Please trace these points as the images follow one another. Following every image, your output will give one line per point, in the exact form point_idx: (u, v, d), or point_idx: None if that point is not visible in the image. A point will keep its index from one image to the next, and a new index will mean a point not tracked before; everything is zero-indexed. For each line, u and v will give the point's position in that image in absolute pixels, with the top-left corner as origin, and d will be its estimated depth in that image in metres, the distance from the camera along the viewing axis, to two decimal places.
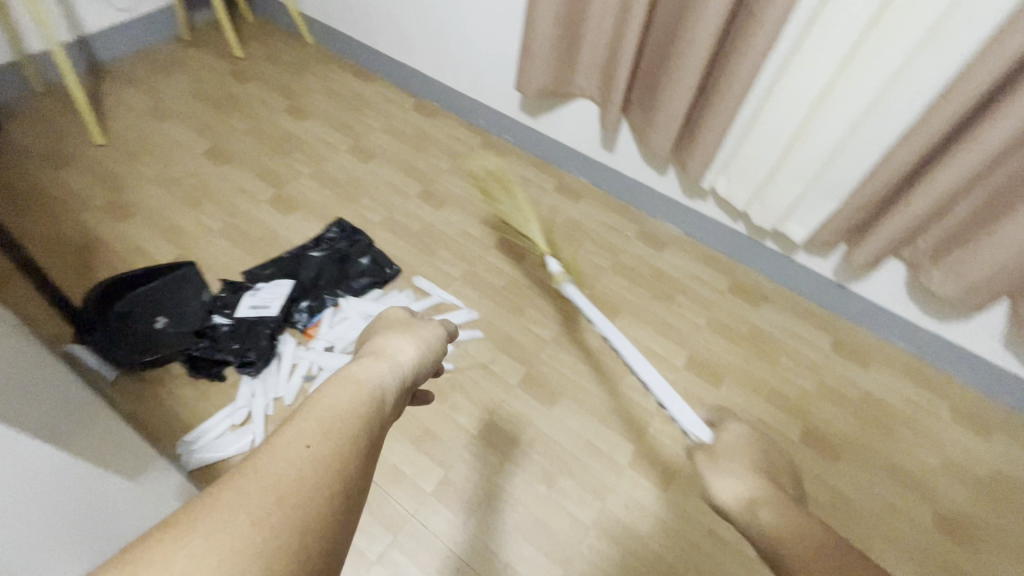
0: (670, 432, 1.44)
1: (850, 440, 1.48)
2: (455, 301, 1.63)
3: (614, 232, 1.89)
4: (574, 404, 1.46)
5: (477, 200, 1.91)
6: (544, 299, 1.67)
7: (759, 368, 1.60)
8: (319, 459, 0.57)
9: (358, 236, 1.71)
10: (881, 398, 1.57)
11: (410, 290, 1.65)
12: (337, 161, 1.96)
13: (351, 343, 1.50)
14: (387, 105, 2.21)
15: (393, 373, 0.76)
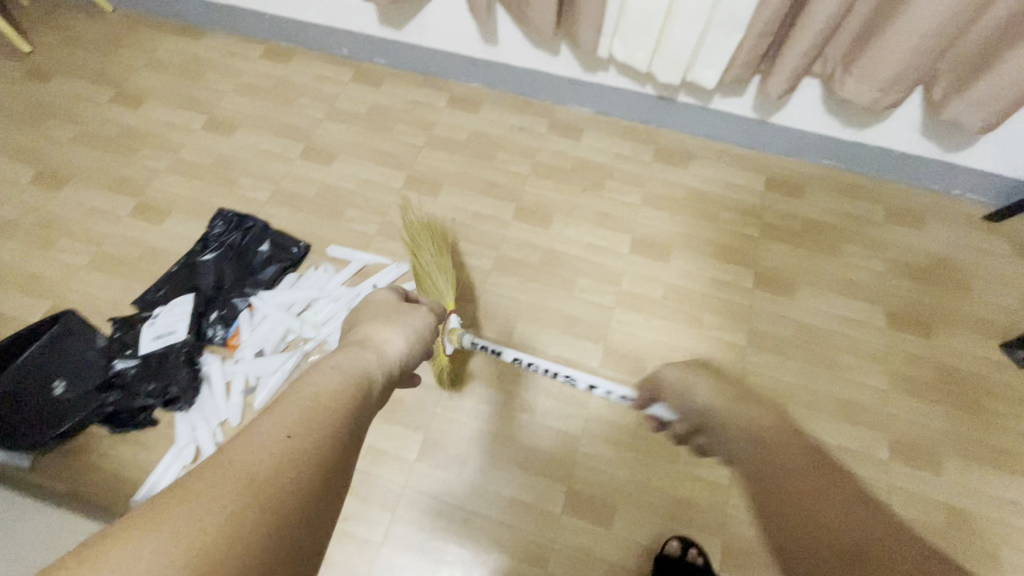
0: (630, 321, 1.45)
1: (798, 272, 1.52)
2: (379, 260, 1.51)
3: (524, 133, 1.76)
4: (529, 324, 1.44)
5: (369, 144, 1.72)
6: (469, 230, 1.57)
7: (705, 233, 1.58)
8: (301, 452, 0.62)
9: (251, 223, 1.53)
10: (819, 223, 1.61)
11: (327, 264, 1.51)
12: (196, 144, 1.72)
13: (281, 341, 1.40)
14: (231, 61, 1.90)
15: (379, 366, 0.82)
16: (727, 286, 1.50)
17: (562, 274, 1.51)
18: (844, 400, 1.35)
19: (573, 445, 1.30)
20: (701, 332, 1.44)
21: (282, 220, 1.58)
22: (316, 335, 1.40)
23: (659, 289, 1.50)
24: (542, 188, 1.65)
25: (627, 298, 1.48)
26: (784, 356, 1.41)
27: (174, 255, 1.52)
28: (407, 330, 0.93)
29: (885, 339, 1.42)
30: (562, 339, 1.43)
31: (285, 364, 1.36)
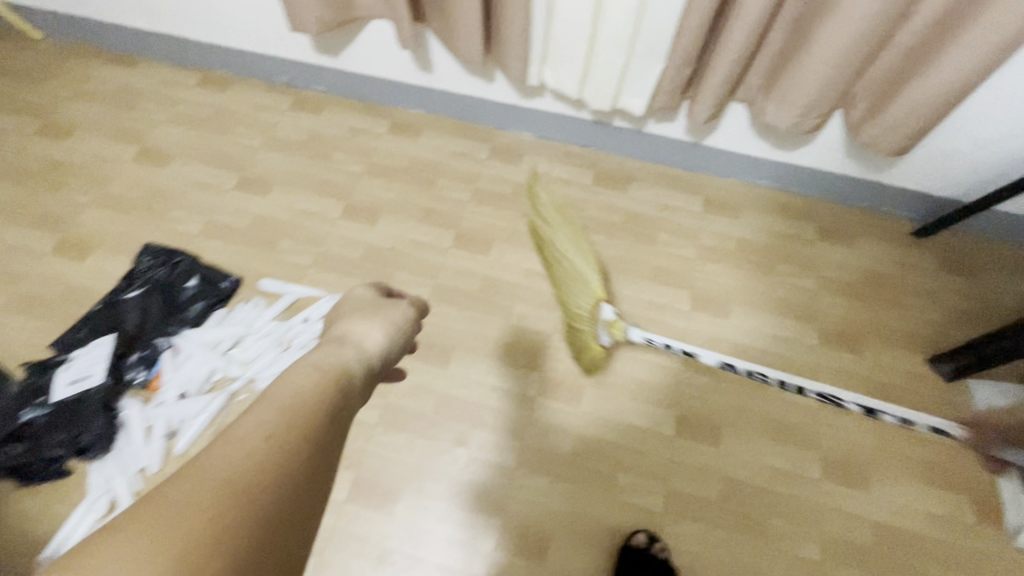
0: (709, 268, 1.21)
1: (944, 322, 1.17)
2: (313, 292, 1.12)
3: (572, 151, 1.37)
4: (618, 272, 1.20)
5: (411, 89, 1.36)
6: (535, 168, 1.33)
7: (791, 207, 1.30)
8: (275, 466, 0.44)
9: (177, 256, 1.14)
10: (968, 257, 1.24)
11: (258, 298, 1.11)
12: (193, 99, 1.40)
13: (205, 381, 1.00)
14: (181, 67, 1.46)
15: (361, 365, 0.59)
16: (817, 241, 1.26)
17: (641, 230, 1.26)
18: (939, 339, 1.15)
19: (665, 416, 1.04)
20: (793, 282, 1.21)
21: (289, 200, 1.26)
22: (242, 371, 1.02)
23: (729, 235, 1.26)
24: (602, 221, 1.28)
25: (701, 244, 1.25)
26: (885, 327, 1.16)
27: (163, 222, 1.21)
28: (384, 322, 0.66)
29: (984, 285, 1.20)
30: (634, 298, 1.17)
31: (212, 403, 0.98)
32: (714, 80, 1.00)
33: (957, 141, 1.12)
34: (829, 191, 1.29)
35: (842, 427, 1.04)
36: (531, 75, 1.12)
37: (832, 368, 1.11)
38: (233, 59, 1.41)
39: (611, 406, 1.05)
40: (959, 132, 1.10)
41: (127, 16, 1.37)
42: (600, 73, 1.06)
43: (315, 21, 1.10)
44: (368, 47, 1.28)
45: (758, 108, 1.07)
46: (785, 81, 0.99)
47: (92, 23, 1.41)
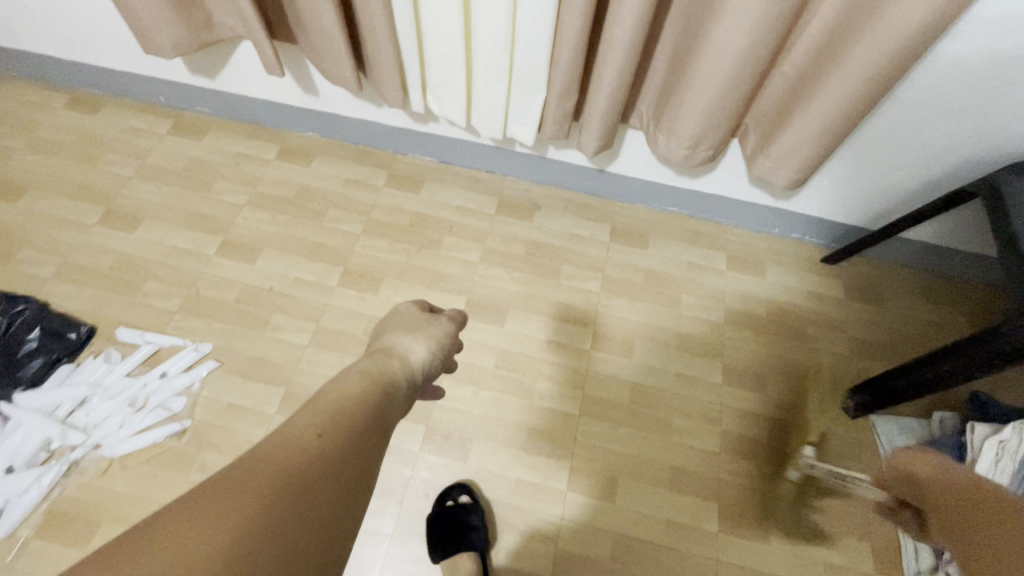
0: (613, 302, 1.16)
1: (855, 354, 1.13)
2: (176, 341, 1.02)
3: (477, 175, 1.29)
4: (516, 309, 1.13)
5: (301, 113, 1.26)
6: (436, 196, 1.25)
7: (701, 234, 1.25)
8: (324, 461, 0.47)
9: (19, 305, 1.02)
10: (877, 285, 1.21)
11: (111, 350, 1.00)
12: (60, 123, 1.28)
13: (39, 451, 0.89)
14: (45, 85, 1.32)
15: (405, 378, 0.61)
16: (727, 271, 1.21)
17: (545, 261, 1.19)
18: (845, 373, 1.12)
19: (559, 467, 0.98)
20: (699, 315, 1.16)
21: (158, 237, 1.15)
22: (83, 436, 0.91)
23: (638, 266, 1.21)
24: (506, 249, 1.20)
25: (607, 276, 1.19)
26: (790, 360, 1.12)
27: (9, 264, 1.09)
28: (431, 338, 0.67)
29: (890, 313, 1.18)
30: (532, 338, 1.10)
31: (44, 476, 0.87)
32: (597, 112, 0.93)
33: (862, 172, 1.06)
34: (738, 218, 1.25)
35: (743, 473, 1.00)
36: (413, 103, 1.04)
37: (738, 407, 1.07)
38: (104, 79, 1.29)
39: (500, 458, 0.98)
40: (862, 164, 1.05)
41: None
42: (481, 102, 0.98)
43: (169, 44, 0.99)
44: (244, 67, 1.17)
45: (651, 138, 1.01)
46: (671, 112, 0.93)
47: None
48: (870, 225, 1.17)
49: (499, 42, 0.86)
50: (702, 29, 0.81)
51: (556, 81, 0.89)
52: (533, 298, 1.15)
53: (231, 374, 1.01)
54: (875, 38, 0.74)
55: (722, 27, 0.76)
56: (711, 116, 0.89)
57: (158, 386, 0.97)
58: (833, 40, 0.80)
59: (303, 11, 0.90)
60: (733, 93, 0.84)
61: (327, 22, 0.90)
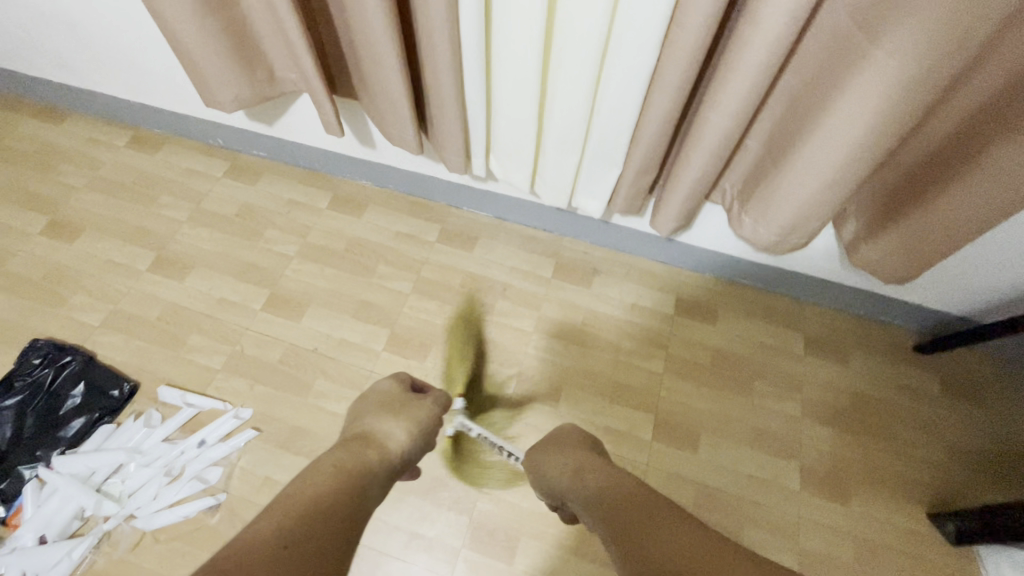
0: (676, 385, 1.06)
1: (955, 466, 1.00)
2: (216, 404, 0.98)
3: (533, 233, 1.22)
4: (569, 388, 1.05)
5: (354, 161, 1.22)
6: (488, 255, 1.19)
7: (778, 312, 1.14)
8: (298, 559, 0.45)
9: (65, 357, 1.00)
10: (984, 385, 1.06)
11: (152, 412, 0.97)
12: (119, 162, 1.28)
13: (72, 520, 0.86)
14: (108, 121, 1.33)
15: (382, 467, 0.63)
16: (805, 356, 1.09)
17: (602, 334, 1.10)
18: (942, 487, 0.98)
19: None
20: (771, 406, 1.04)
21: (205, 287, 1.12)
22: (117, 506, 0.88)
23: (703, 345, 1.10)
24: (561, 318, 1.12)
25: (669, 355, 1.09)
26: (874, 466, 1.00)
27: (61, 310, 1.08)
28: (412, 421, 0.70)
29: (998, 420, 1.03)
30: (585, 422, 1.01)
31: (76, 548, 0.84)
32: (678, 192, 0.85)
33: (971, 266, 0.94)
34: (822, 296, 1.13)
35: None
36: (474, 167, 0.98)
37: (813, 520, 0.95)
38: (164, 119, 1.28)
39: (548, 562, 0.90)
40: (975, 256, 0.92)
41: (46, 70, 1.25)
42: (549, 173, 0.91)
43: (230, 97, 0.96)
44: (302, 117, 1.14)
45: (736, 218, 0.92)
46: (761, 197, 0.85)
47: (15, 75, 1.29)
48: (978, 317, 1.03)
49: (580, 117, 0.79)
50: (814, 114, 0.71)
51: (638, 159, 0.81)
52: (587, 375, 1.06)
53: (269, 445, 0.96)
54: (1011, 154, 0.64)
55: (842, 113, 0.66)
56: (808, 210, 0.79)
57: (196, 454, 0.93)
58: (956, 144, 0.70)
59: (368, 73, 0.85)
60: (845, 184, 0.74)
61: (392, 88, 0.84)
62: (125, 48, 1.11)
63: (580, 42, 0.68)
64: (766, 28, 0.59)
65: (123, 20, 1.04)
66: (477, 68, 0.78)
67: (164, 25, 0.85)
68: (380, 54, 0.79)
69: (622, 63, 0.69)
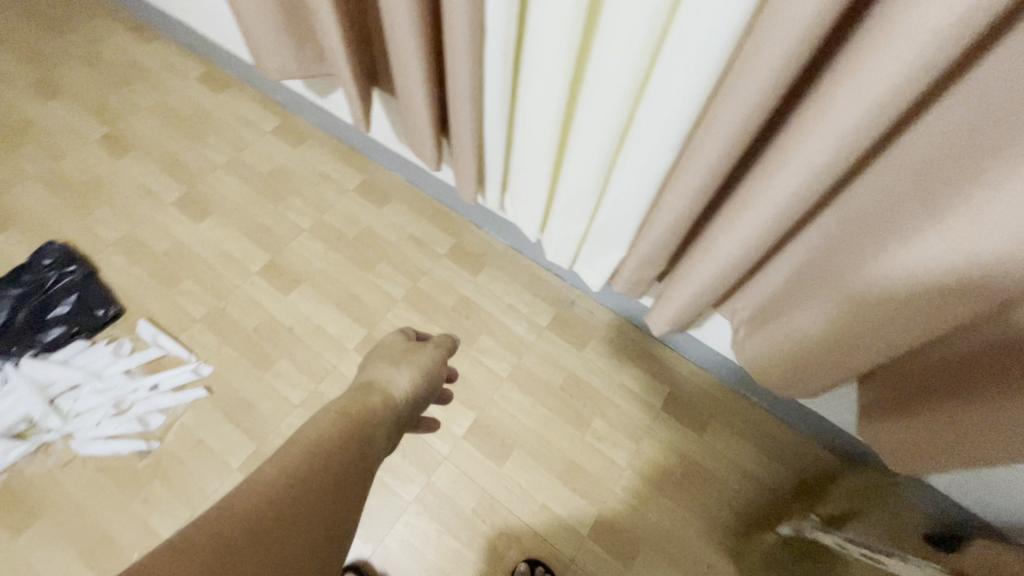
0: (633, 485, 0.97)
1: None
2: (181, 353, 1.01)
3: (543, 275, 1.15)
4: (521, 451, 0.98)
5: (392, 154, 1.20)
6: (491, 285, 1.13)
7: (777, 440, 1.01)
8: (295, 506, 0.46)
9: (72, 266, 1.06)
10: None
11: (125, 341, 1.01)
12: (185, 94, 1.33)
13: (19, 422, 0.91)
14: (190, 51, 1.39)
15: (387, 412, 0.60)
16: (788, 502, 0.96)
17: (576, 404, 1.03)
18: None
19: None
20: (730, 545, 0.93)
21: (216, 236, 1.14)
22: (60, 422, 0.92)
23: (680, 451, 1.00)
24: (542, 373, 1.05)
25: (638, 450, 0.99)
26: None
27: (86, 219, 1.14)
28: (415, 368, 0.66)
29: None
30: (524, 493, 0.95)
31: (12, 450, 0.88)
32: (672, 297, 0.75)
33: None
34: (828, 444, 0.99)
35: None
36: (487, 197, 0.93)
37: None
38: (236, 64, 1.32)
39: None
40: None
41: None
42: (554, 228, 0.84)
43: (275, 67, 0.95)
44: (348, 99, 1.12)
45: (740, 342, 0.80)
46: (776, 328, 0.71)
47: None
48: None
49: (590, 185, 0.72)
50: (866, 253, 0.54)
51: (640, 249, 0.73)
52: (545, 442, 0.99)
53: (216, 409, 0.97)
54: None
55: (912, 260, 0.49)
56: (807, 365, 0.68)
57: (146, 395, 0.96)
58: None
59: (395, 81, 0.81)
60: (878, 347, 0.58)
61: (416, 101, 0.80)
62: None
63: (599, 112, 0.61)
64: (788, 172, 0.49)
65: None
66: (496, 106, 0.72)
67: None
68: (404, 66, 0.75)
69: (638, 149, 0.61)
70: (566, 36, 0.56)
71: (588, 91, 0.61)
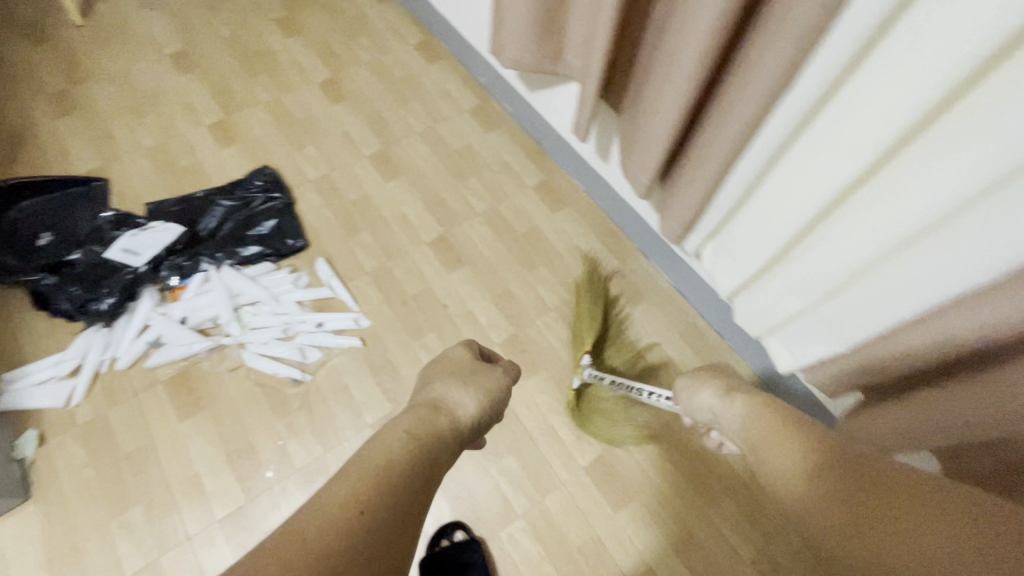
0: None
1: None
2: (347, 301, 1.06)
3: (703, 327, 1.08)
4: (640, 504, 0.93)
5: (582, 163, 1.18)
6: (645, 322, 1.09)
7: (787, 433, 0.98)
8: (360, 540, 0.41)
9: (277, 193, 1.16)
10: None
11: (304, 274, 1.09)
12: (401, 57, 1.40)
13: (207, 320, 1.01)
14: (414, 18, 1.46)
15: (451, 437, 0.56)
16: None
17: (707, 474, 0.96)
18: None
19: None
20: None
21: (400, 199, 1.20)
22: (238, 331, 1.01)
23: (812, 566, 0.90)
24: (678, 430, 0.99)
25: (765, 547, 0.91)
26: None
27: (296, 153, 1.24)
28: (482, 391, 0.62)
29: None
30: (632, 547, 0.90)
31: (197, 343, 0.99)
32: (889, 412, 0.70)
33: None
34: None
35: None
36: (686, 242, 0.89)
37: None
38: (454, 40, 1.36)
39: None
40: None
41: None
42: (763, 297, 0.80)
43: (510, 57, 0.96)
44: (561, 101, 1.11)
45: None
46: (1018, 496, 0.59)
47: None
48: None
49: (835, 272, 0.67)
50: None
51: (873, 353, 0.68)
52: (665, 503, 0.94)
53: (365, 362, 1.02)
54: None
55: None
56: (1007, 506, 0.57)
57: (310, 330, 1.03)
58: None
59: (644, 104, 0.78)
60: None
61: (657, 133, 0.76)
62: None
63: (899, 208, 0.56)
64: None
65: None
66: (763, 155, 0.67)
67: None
68: (665, 97, 0.71)
69: (935, 258, 0.56)
70: (904, 124, 0.52)
71: (893, 183, 0.56)
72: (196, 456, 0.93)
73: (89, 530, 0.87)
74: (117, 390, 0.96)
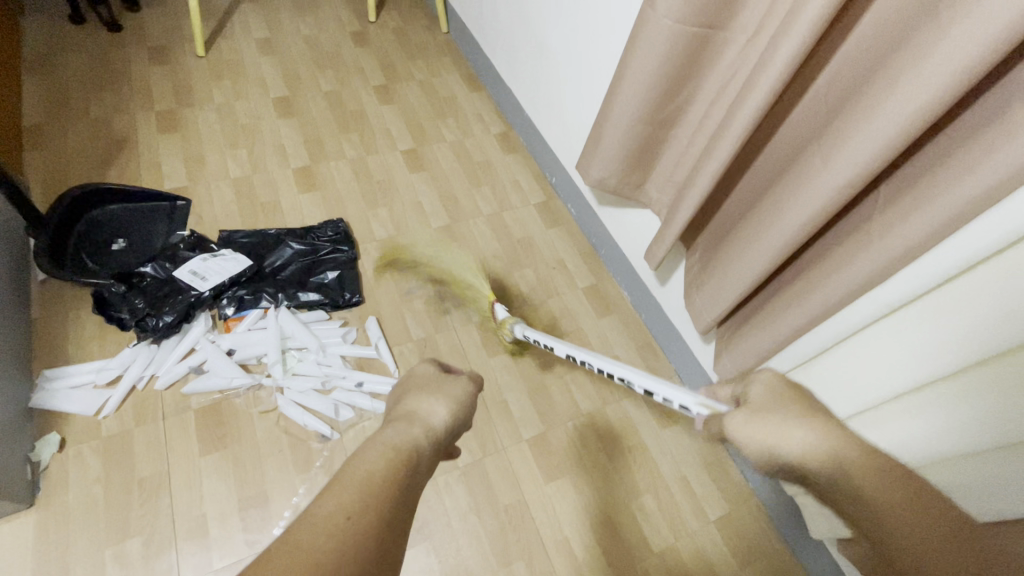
0: None
1: None
2: (389, 365, 1.08)
3: (727, 464, 1.09)
4: None
5: (635, 278, 1.23)
6: (673, 445, 1.09)
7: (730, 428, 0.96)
8: (355, 553, 0.38)
9: (345, 246, 1.21)
10: None
11: (354, 330, 1.11)
12: (481, 142, 1.51)
13: (254, 356, 1.03)
14: (500, 111, 1.58)
15: (430, 450, 0.51)
16: None
17: None
18: None
19: None
20: None
21: None
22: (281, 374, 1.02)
23: None
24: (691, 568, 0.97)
25: None
26: None
27: (370, 212, 1.30)
28: (453, 398, 0.57)
29: None
30: None
31: (240, 377, 1.00)
32: None
33: None
34: None
35: None
36: None
37: None
38: (534, 139, 1.47)
39: None
40: None
41: (497, 58, 1.53)
42: None
43: (596, 176, 1.03)
44: (628, 220, 1.19)
45: None
46: None
47: (478, 48, 1.61)
48: None
49: (908, 450, 0.70)
50: None
51: None
52: None
53: None
54: None
55: None
56: None
57: (349, 386, 1.04)
58: None
59: (723, 255, 0.85)
60: None
61: (734, 280, 0.83)
62: (557, 86, 1.29)
63: (972, 413, 0.62)
64: None
65: (574, 71, 1.20)
66: None
67: (605, 111, 0.95)
68: (750, 255, 0.78)
69: None
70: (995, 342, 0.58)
71: (980, 386, 0.60)
72: (207, 496, 0.90)
73: (81, 553, 0.83)
74: (149, 408, 0.96)
